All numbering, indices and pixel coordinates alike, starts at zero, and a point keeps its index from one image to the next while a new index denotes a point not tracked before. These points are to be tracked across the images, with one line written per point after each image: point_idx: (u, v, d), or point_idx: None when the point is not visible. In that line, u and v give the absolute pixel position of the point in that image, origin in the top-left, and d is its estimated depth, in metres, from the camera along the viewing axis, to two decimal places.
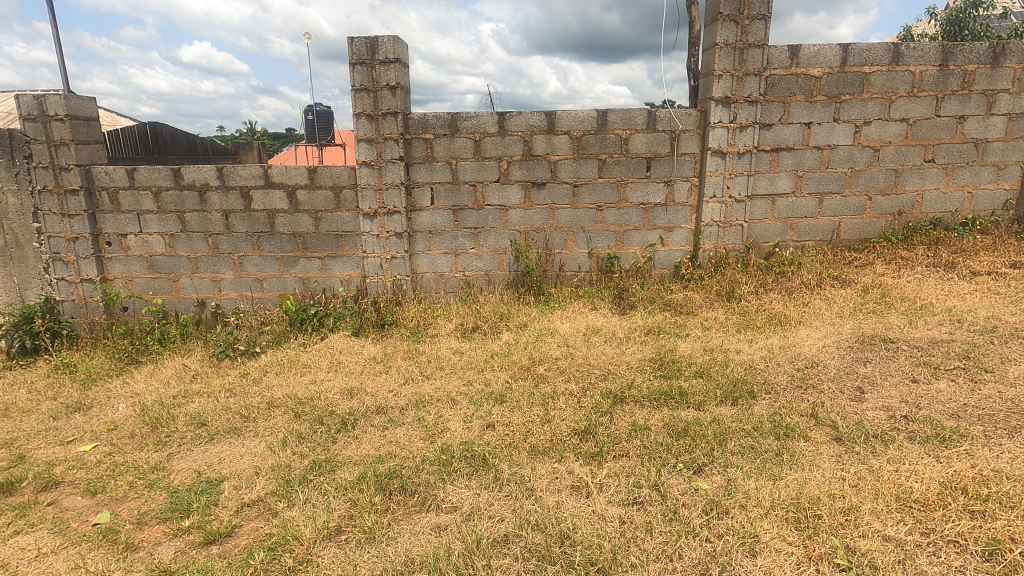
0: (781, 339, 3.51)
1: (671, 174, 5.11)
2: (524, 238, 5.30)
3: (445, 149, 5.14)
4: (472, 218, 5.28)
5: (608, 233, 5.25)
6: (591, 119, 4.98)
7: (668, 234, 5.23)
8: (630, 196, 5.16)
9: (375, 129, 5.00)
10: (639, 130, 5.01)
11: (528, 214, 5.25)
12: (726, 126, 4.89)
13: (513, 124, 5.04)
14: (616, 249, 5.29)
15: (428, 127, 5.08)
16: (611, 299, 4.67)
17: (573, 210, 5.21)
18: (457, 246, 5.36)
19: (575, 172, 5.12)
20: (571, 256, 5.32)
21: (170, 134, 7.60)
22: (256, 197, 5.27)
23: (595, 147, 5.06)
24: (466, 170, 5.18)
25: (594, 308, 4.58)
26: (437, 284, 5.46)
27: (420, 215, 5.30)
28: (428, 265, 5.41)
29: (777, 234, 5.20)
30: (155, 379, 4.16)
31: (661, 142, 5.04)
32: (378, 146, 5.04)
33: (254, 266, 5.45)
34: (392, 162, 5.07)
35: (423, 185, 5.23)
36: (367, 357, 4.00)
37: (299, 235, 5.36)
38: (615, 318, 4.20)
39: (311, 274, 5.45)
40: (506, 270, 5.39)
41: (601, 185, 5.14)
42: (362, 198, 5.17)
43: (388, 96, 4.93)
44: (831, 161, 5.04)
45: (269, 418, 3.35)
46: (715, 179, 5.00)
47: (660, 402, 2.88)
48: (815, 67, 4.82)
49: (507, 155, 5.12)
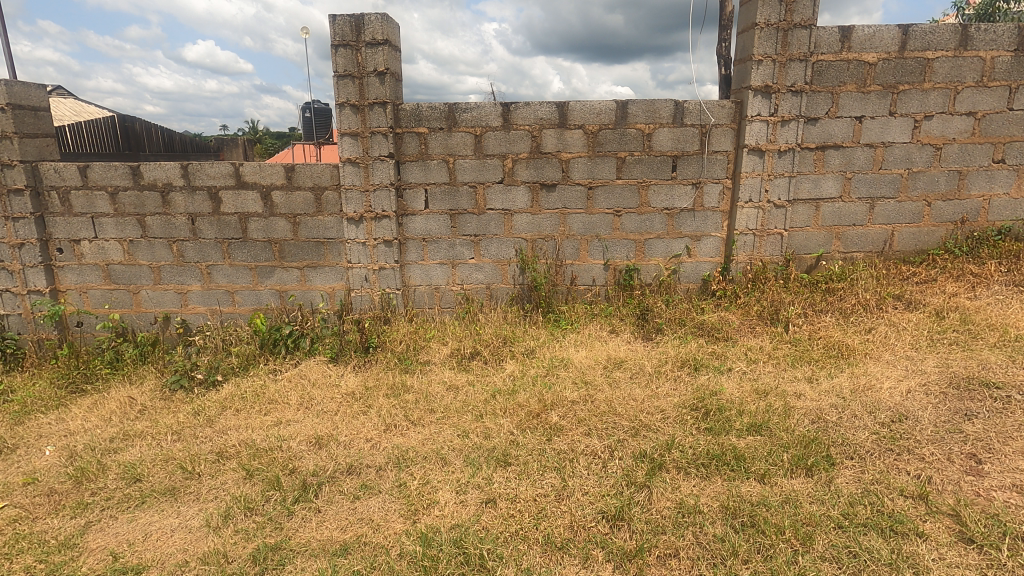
0: (851, 379, 2.84)
1: (700, 175, 4.45)
2: (531, 247, 4.64)
3: (441, 145, 4.50)
4: (472, 224, 4.63)
5: (628, 242, 4.59)
6: (609, 111, 4.34)
7: (696, 243, 4.58)
8: (653, 200, 4.50)
9: (361, 121, 4.37)
10: (664, 124, 4.36)
11: (535, 219, 4.59)
12: (766, 120, 4.23)
13: (520, 117, 4.40)
14: (637, 260, 4.63)
15: (422, 120, 4.45)
16: (633, 320, 4.01)
17: (587, 215, 4.55)
18: (455, 256, 4.71)
19: (590, 171, 4.47)
20: (584, 268, 4.65)
21: (143, 129, 6.96)
22: (225, 199, 4.64)
23: (613, 144, 4.40)
24: (465, 170, 4.53)
25: (614, 331, 3.93)
26: (432, 299, 4.81)
27: (413, 221, 4.65)
28: (421, 277, 4.76)
29: (821, 244, 4.53)
30: (94, 415, 3.51)
31: (689, 139, 4.38)
32: (364, 141, 4.40)
33: (224, 277, 4.81)
34: (381, 160, 4.43)
35: (416, 186, 4.58)
36: (344, 393, 3.35)
37: (275, 242, 4.73)
38: (639, 346, 3.53)
39: (289, 286, 4.81)
40: (510, 284, 4.73)
41: (620, 187, 4.49)
42: (347, 202, 4.52)
43: (376, 84, 4.30)
44: (885, 161, 4.38)
45: (216, 475, 2.70)
46: (752, 181, 4.34)
47: (710, 470, 2.23)
48: (869, 52, 4.17)
49: (512, 153, 4.47)
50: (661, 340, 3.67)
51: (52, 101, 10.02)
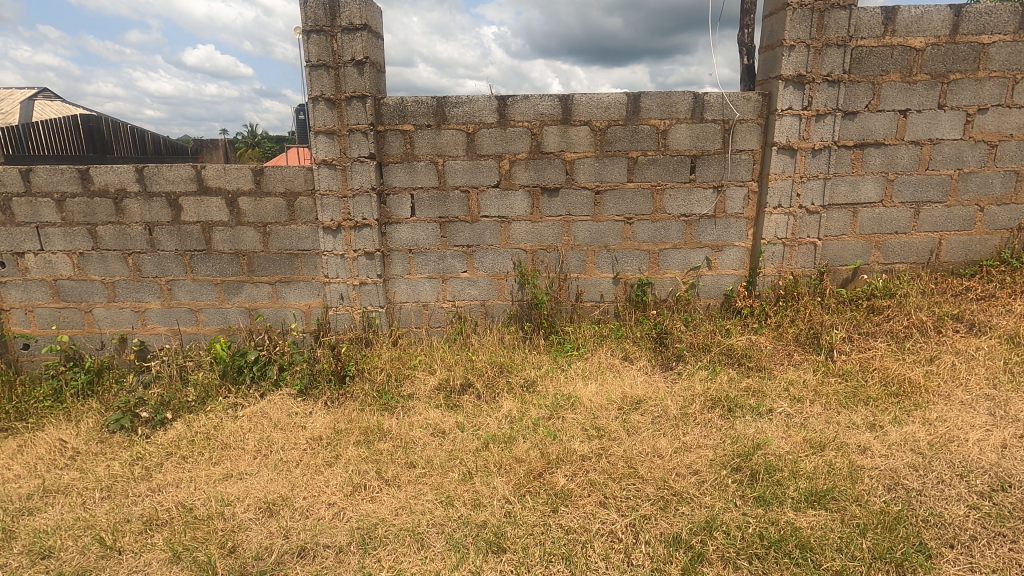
0: (925, 428, 2.32)
1: (721, 176, 3.93)
2: (530, 258, 4.11)
3: (429, 145, 3.97)
4: (464, 233, 4.10)
5: (640, 253, 4.07)
6: (619, 105, 3.83)
7: (717, 254, 4.06)
8: (668, 205, 3.98)
9: (337, 117, 3.85)
10: (681, 120, 3.84)
11: (536, 228, 4.06)
12: (798, 114, 3.71)
13: (517, 112, 3.88)
14: (650, 273, 4.11)
15: (408, 116, 3.93)
16: (649, 344, 3.49)
17: (593, 223, 4.03)
18: (445, 269, 4.18)
19: (597, 174, 3.95)
20: (591, 282, 4.13)
21: (111, 129, 6.44)
22: (187, 206, 4.11)
23: (623, 142, 3.89)
24: (456, 173, 4.01)
25: (628, 358, 3.41)
26: (421, 317, 4.28)
27: (397, 230, 4.13)
28: (408, 293, 4.24)
29: (858, 255, 4.01)
30: (16, 462, 2.96)
31: (709, 136, 3.86)
32: (341, 140, 3.89)
33: (187, 294, 4.28)
34: (360, 162, 3.91)
35: (401, 191, 4.06)
36: (309, 438, 2.82)
37: (242, 254, 4.20)
38: (660, 380, 3.00)
39: (259, 304, 4.29)
40: (507, 300, 4.20)
41: (631, 191, 3.97)
42: (323, 209, 4.01)
43: (355, 75, 3.78)
44: (932, 160, 3.85)
45: (140, 554, 2.16)
46: (781, 183, 3.82)
47: (768, 566, 1.70)
48: (917, 35, 3.65)
49: (509, 153, 3.96)
50: (683, 372, 3.14)
51: (28, 103, 9.53)
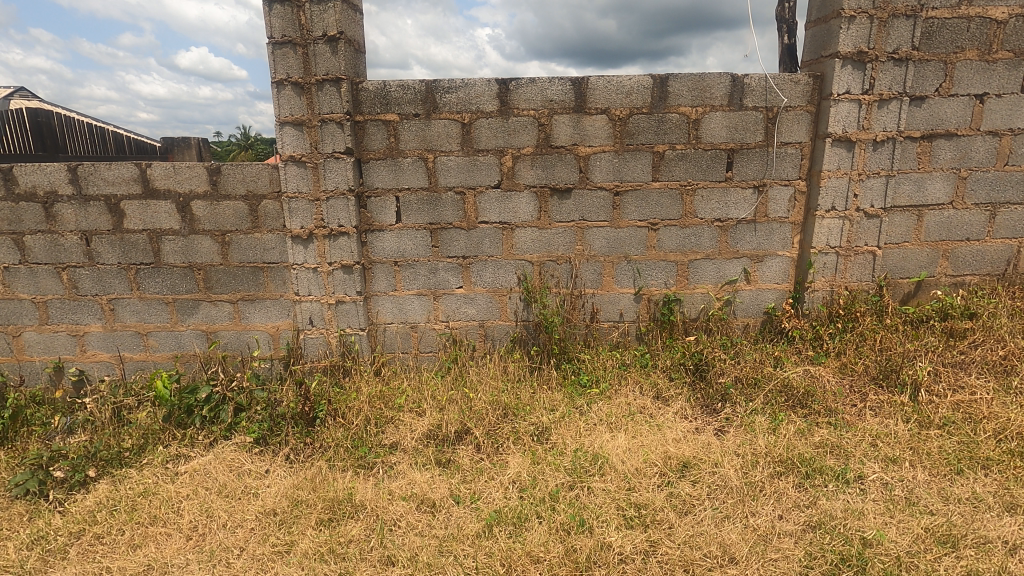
0: None
1: (763, 174, 3.33)
2: (537, 272, 3.49)
3: (416, 138, 3.35)
4: (459, 242, 3.48)
5: (667, 264, 3.46)
6: (643, 90, 3.22)
7: (756, 266, 3.46)
8: (700, 208, 3.37)
9: (307, 104, 3.23)
10: (716, 108, 3.24)
11: (543, 235, 3.44)
12: (857, 99, 3.11)
13: (522, 99, 3.27)
14: (677, 288, 3.50)
15: (391, 103, 3.31)
16: (686, 378, 2.88)
17: (611, 229, 3.42)
18: (437, 284, 3.55)
19: (616, 171, 3.34)
20: (609, 299, 3.51)
21: (68, 125, 5.76)
22: (130, 212, 3.47)
23: (647, 134, 3.28)
24: (450, 171, 3.38)
25: (660, 396, 2.79)
26: (409, 341, 3.64)
27: (380, 239, 3.50)
28: (394, 312, 3.61)
29: (923, 266, 3.41)
30: None
31: (749, 126, 3.26)
32: (312, 133, 3.26)
33: (133, 315, 3.64)
34: (335, 158, 3.29)
35: (385, 193, 3.43)
36: (258, 513, 2.19)
37: (198, 268, 3.56)
38: (706, 433, 2.40)
39: (218, 325, 3.65)
40: (510, 320, 3.57)
41: (656, 192, 3.36)
42: (291, 214, 3.38)
43: (327, 55, 3.16)
44: (1012, 154, 3.27)
45: None
46: (836, 182, 3.22)
47: None
48: (998, 5, 3.06)
49: (512, 147, 3.34)
50: (735, 422, 2.52)
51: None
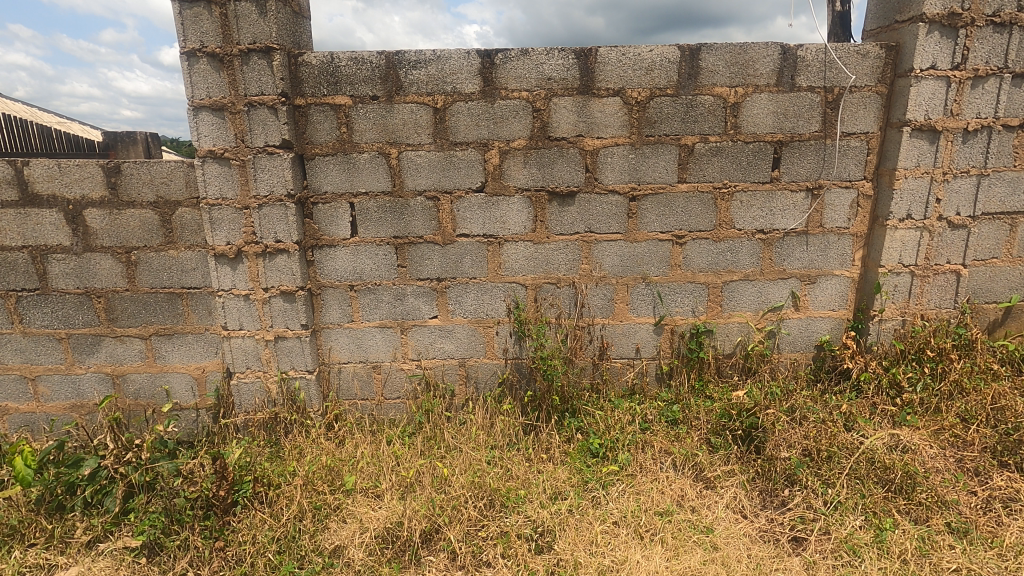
0: None
1: (819, 173, 2.61)
2: (532, 298, 2.75)
3: (375, 127, 2.59)
4: (432, 260, 2.73)
5: (695, 287, 2.74)
6: (667, 65, 2.49)
7: (808, 288, 2.75)
8: (738, 217, 2.66)
9: (229, 82, 2.45)
10: (762, 88, 2.52)
11: (540, 252, 2.70)
12: (944, 76, 2.41)
13: (512, 77, 2.52)
14: (708, 317, 2.79)
15: (341, 82, 2.54)
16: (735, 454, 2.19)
17: (626, 244, 2.69)
18: (404, 314, 2.80)
19: (633, 170, 2.61)
20: (624, 332, 2.78)
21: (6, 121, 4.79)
22: (5, 224, 2.68)
23: (672, 122, 2.56)
24: (419, 170, 2.63)
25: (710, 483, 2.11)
26: (371, 384, 2.89)
27: (331, 258, 2.73)
28: (351, 349, 2.85)
29: (1015, 289, 2.72)
30: None
31: (802, 112, 2.54)
32: (237, 120, 2.49)
33: (16, 354, 2.84)
34: (268, 153, 2.52)
35: (336, 198, 2.66)
36: None
37: (97, 295, 2.77)
38: (787, 560, 1.75)
39: (127, 367, 2.87)
40: (498, 359, 2.83)
41: (683, 197, 2.63)
42: (213, 226, 2.61)
43: (252, 16, 2.39)
44: None
45: None
46: (914, 183, 2.52)
47: None
48: None
49: (500, 139, 2.59)
50: (817, 527, 1.85)
51: None
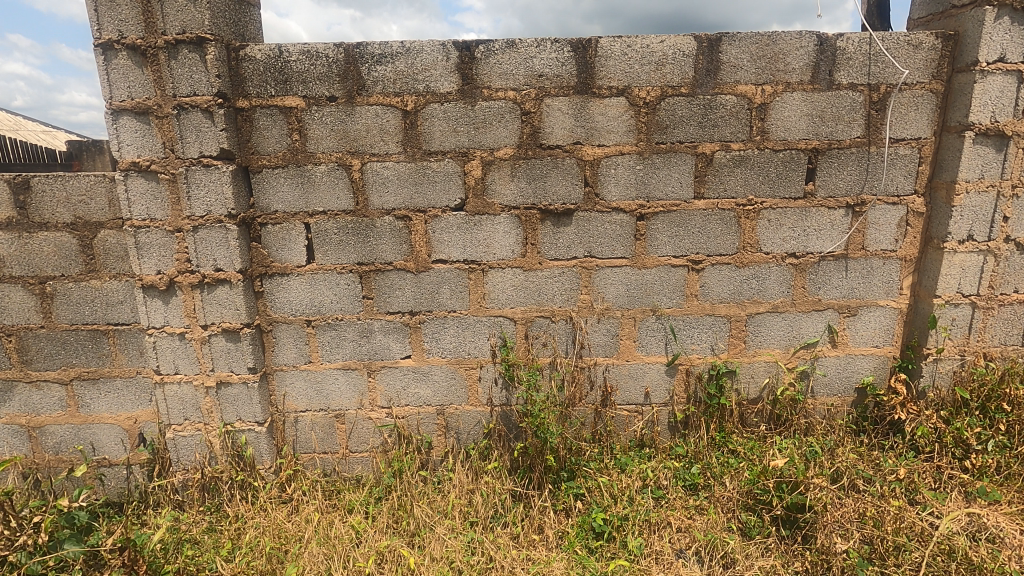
0: None
1: (861, 186, 2.20)
2: (522, 335, 2.33)
3: (333, 133, 2.17)
4: (404, 291, 2.31)
5: (714, 321, 2.32)
6: (681, 59, 2.08)
7: (847, 322, 2.33)
8: (766, 238, 2.24)
9: (154, 80, 2.04)
10: (794, 85, 2.11)
11: (531, 281, 2.28)
12: (1013, 71, 2.01)
13: (497, 73, 2.11)
14: (729, 356, 2.36)
15: (292, 80, 2.13)
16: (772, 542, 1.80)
17: (633, 271, 2.27)
18: (372, 354, 2.37)
19: (641, 184, 2.19)
20: (631, 374, 2.36)
21: None
22: None
23: (687, 126, 2.15)
24: (387, 184, 2.21)
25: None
26: (333, 436, 2.45)
27: (284, 289, 2.31)
28: (309, 394, 2.42)
29: None
30: None
31: (842, 114, 2.14)
32: (165, 126, 2.07)
33: None
34: (203, 166, 2.10)
35: (288, 218, 2.24)
36: None
37: (7, 333, 2.34)
38: None
39: (45, 418, 2.43)
40: (482, 406, 2.40)
41: (700, 215, 2.22)
42: (139, 252, 2.18)
43: (181, 1, 1.98)
44: None
45: None
46: (977, 199, 2.11)
47: None
48: None
49: (482, 147, 2.18)
50: None
51: None
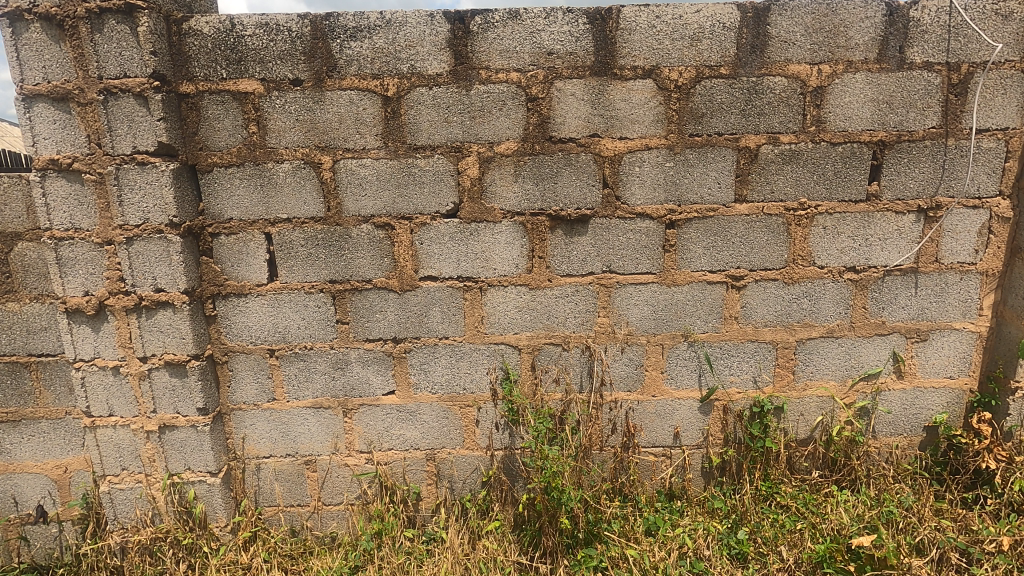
0: None
1: (936, 187, 1.83)
2: (529, 367, 1.95)
3: (298, 125, 1.79)
4: (387, 314, 1.92)
5: (758, 348, 1.94)
6: (721, 33, 1.71)
7: (917, 348, 1.95)
8: (821, 250, 1.87)
9: (75, 58, 1.65)
10: (857, 65, 1.74)
11: (538, 302, 1.90)
12: None
13: (497, 51, 1.74)
14: (775, 390, 1.98)
15: (247, 60, 1.74)
16: None
17: (661, 289, 1.89)
18: (347, 389, 1.98)
19: (671, 184, 1.81)
20: (657, 412, 1.98)
21: None
22: None
23: (728, 115, 1.77)
24: (364, 186, 1.83)
25: None
26: (302, 485, 2.06)
27: (241, 313, 1.92)
28: (273, 437, 2.02)
29: None
30: None
31: (915, 99, 1.76)
32: (89, 114, 1.69)
33: None
34: (136, 163, 1.71)
35: (244, 228, 1.86)
36: None
37: None
38: None
39: None
40: (480, 451, 2.01)
41: (742, 222, 1.84)
42: (61, 269, 1.78)
43: None
44: None
45: None
46: None
47: None
48: None
49: (479, 141, 1.80)
50: None
51: None
